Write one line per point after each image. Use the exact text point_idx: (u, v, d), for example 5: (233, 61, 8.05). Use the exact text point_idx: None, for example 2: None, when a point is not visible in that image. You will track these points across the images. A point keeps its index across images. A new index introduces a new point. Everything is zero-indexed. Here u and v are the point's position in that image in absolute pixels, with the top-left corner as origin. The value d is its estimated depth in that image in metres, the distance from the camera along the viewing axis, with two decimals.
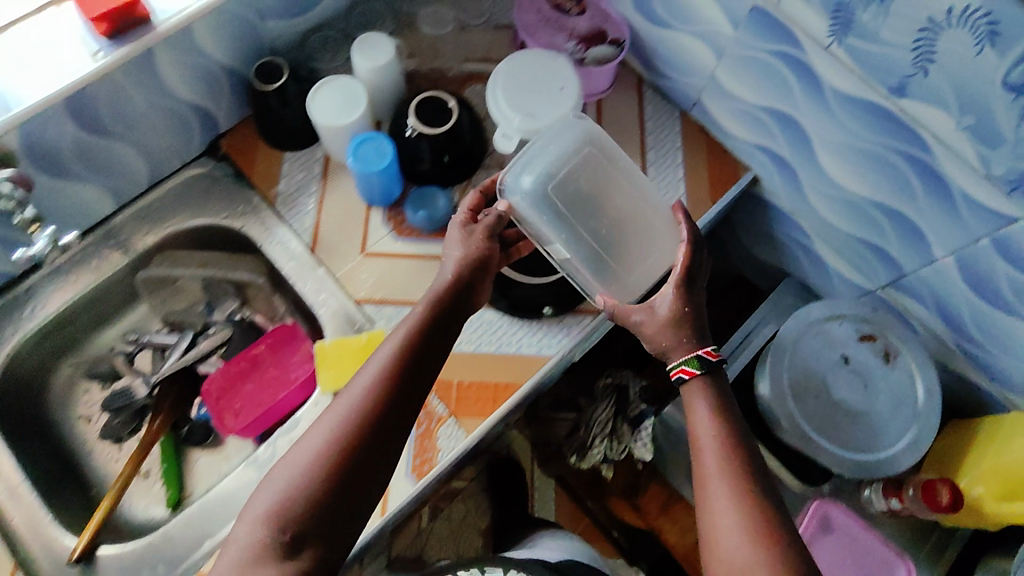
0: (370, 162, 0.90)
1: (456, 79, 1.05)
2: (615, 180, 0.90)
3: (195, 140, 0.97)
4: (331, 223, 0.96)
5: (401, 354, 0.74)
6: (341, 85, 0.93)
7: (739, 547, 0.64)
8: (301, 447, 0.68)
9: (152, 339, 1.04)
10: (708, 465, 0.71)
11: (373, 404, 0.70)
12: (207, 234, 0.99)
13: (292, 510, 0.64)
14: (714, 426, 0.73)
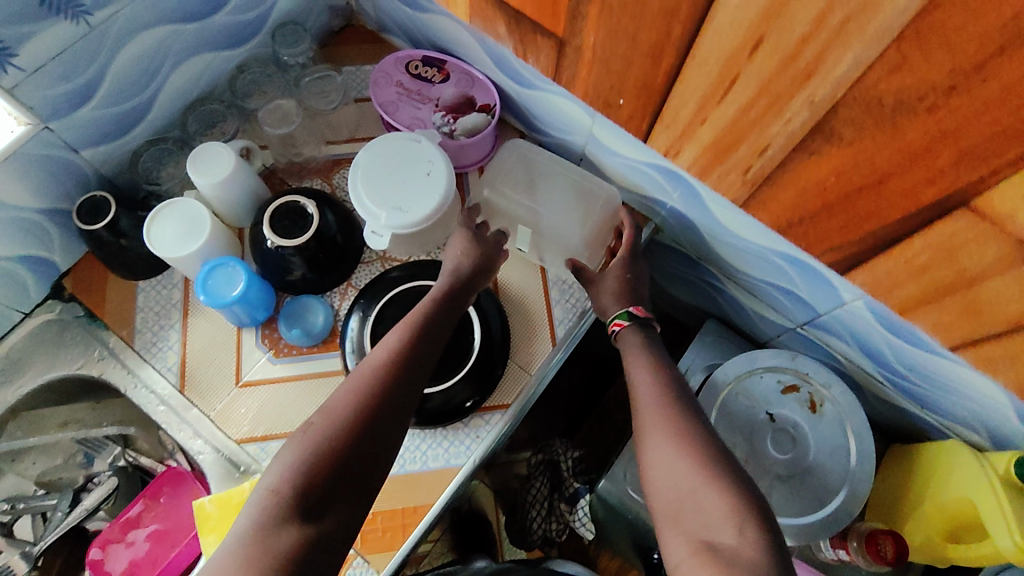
0: (223, 293, 0.83)
1: (323, 166, 0.99)
2: (547, 168, 0.97)
3: (34, 288, 0.88)
4: (198, 357, 0.88)
5: (420, 325, 0.74)
6: (181, 210, 0.85)
7: (681, 466, 0.64)
8: (328, 408, 0.66)
9: (30, 505, 0.93)
10: (648, 402, 0.72)
11: (396, 369, 0.69)
12: (68, 383, 0.91)
13: (316, 462, 0.61)
14: (648, 363, 0.76)
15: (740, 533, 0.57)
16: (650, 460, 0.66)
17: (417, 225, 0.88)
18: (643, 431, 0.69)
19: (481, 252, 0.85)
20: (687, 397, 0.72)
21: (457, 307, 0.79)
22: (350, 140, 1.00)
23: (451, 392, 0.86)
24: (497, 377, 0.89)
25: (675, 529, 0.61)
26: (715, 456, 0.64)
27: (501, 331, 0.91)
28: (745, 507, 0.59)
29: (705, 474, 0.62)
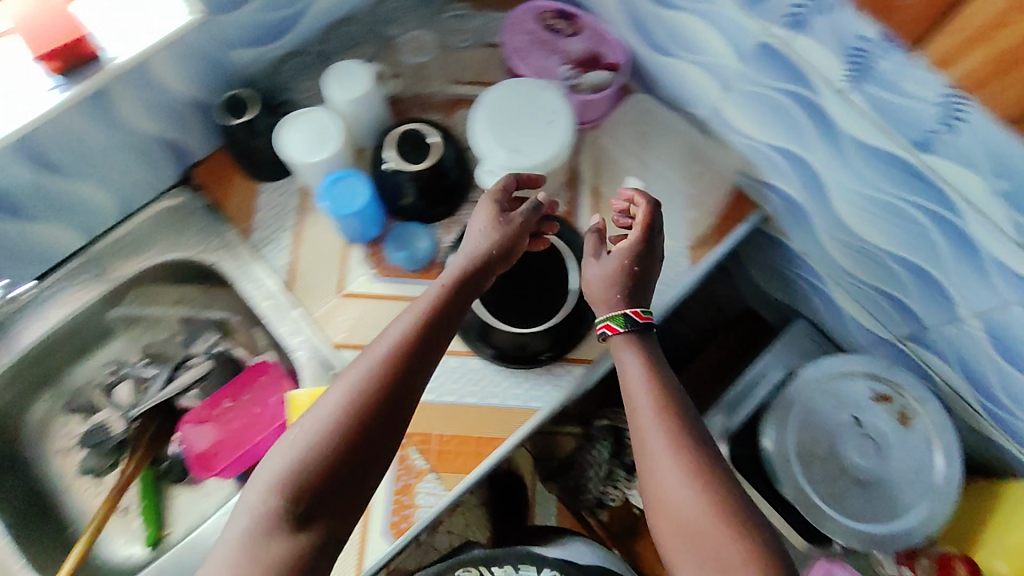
0: (342, 203, 0.86)
1: (444, 103, 1.00)
2: (662, 130, 0.98)
3: (167, 170, 0.94)
4: (309, 260, 0.92)
5: (423, 320, 0.68)
6: (311, 120, 0.87)
7: (687, 517, 0.62)
8: (314, 415, 0.61)
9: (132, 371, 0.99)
10: (649, 429, 0.67)
11: (391, 374, 0.63)
12: (181, 266, 0.96)
13: (303, 478, 0.58)
14: (646, 378, 0.70)
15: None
16: (654, 491, 0.64)
17: (533, 170, 0.87)
18: (648, 454, 0.66)
19: (505, 238, 0.75)
20: (688, 424, 0.67)
21: (467, 297, 0.72)
22: (473, 82, 1.01)
23: (532, 338, 0.87)
24: (576, 341, 0.89)
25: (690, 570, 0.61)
26: (726, 508, 0.61)
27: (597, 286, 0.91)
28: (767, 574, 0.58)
29: (722, 529, 0.60)
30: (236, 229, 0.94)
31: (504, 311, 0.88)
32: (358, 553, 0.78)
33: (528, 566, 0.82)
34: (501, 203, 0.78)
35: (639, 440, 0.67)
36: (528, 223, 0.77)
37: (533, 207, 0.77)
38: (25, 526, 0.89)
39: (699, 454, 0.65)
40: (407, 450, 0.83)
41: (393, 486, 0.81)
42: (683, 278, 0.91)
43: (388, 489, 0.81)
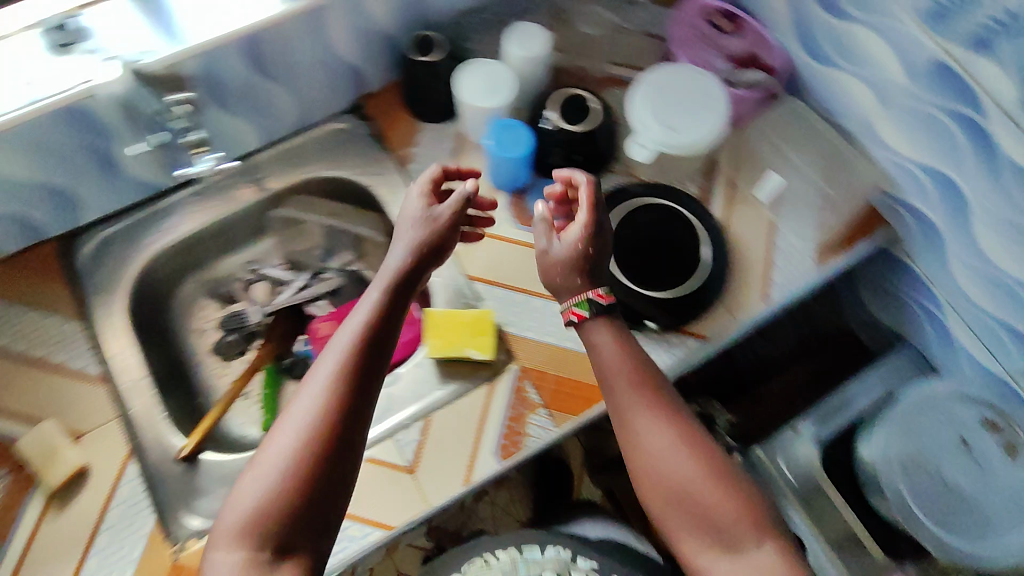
0: (506, 149, 0.93)
1: (596, 80, 1.03)
2: (810, 132, 0.99)
3: (344, 96, 1.02)
4: (458, 197, 0.98)
5: (361, 340, 0.68)
6: (488, 69, 0.94)
7: (675, 475, 0.70)
8: (266, 463, 0.62)
9: (272, 272, 1.08)
10: (629, 404, 0.74)
11: (339, 407, 0.64)
12: (336, 184, 1.04)
13: (270, 523, 0.60)
14: (622, 364, 0.75)
15: (759, 543, 0.68)
16: (641, 455, 0.72)
17: (686, 148, 0.92)
18: (633, 426, 0.73)
19: (408, 259, 0.75)
20: (654, 396, 0.74)
21: (398, 314, 0.73)
22: (622, 66, 1.04)
23: (648, 305, 0.90)
24: (692, 319, 0.91)
25: (681, 519, 0.70)
26: (710, 466, 0.71)
27: (722, 269, 0.94)
28: (750, 519, 0.69)
29: (708, 481, 0.70)
30: (394, 161, 1.02)
31: (633, 273, 0.93)
32: (470, 464, 0.84)
33: (533, 547, 0.88)
34: (427, 221, 0.79)
35: (622, 415, 0.74)
36: (403, 232, 0.79)
37: (453, 214, 0.80)
38: (169, 385, 0.94)
39: (674, 420, 0.73)
40: (525, 384, 0.88)
41: (507, 411, 0.87)
42: (807, 276, 0.94)
43: (503, 412, 0.87)
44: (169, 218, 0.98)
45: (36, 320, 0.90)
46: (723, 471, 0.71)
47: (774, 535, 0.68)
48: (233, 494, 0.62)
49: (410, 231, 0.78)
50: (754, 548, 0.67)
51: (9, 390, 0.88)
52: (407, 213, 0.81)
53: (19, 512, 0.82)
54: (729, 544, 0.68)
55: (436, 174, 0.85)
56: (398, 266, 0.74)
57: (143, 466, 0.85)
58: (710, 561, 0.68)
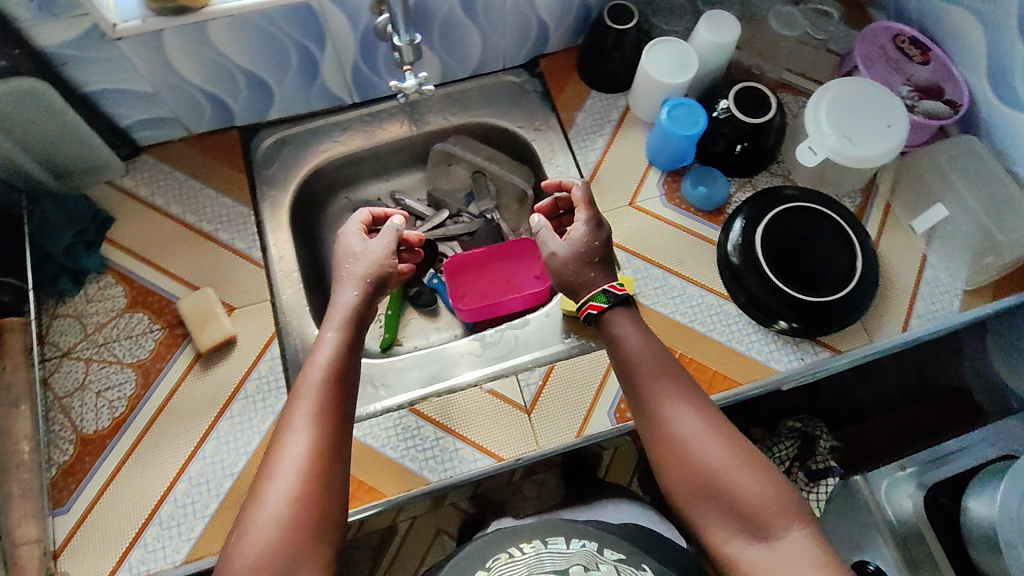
0: (678, 125, 0.94)
1: (771, 82, 1.03)
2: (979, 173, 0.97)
3: (525, 51, 1.06)
4: (613, 167, 1.01)
5: (332, 377, 0.69)
6: (673, 48, 0.97)
7: (699, 458, 0.68)
8: (264, 515, 0.61)
9: (411, 204, 1.10)
10: (655, 389, 0.73)
11: (324, 449, 0.65)
12: (496, 132, 1.08)
13: (281, 568, 0.60)
14: (642, 349, 0.75)
15: (788, 531, 0.64)
16: (669, 440, 0.70)
17: (858, 160, 0.92)
18: (657, 412, 0.72)
19: (360, 300, 0.75)
20: (682, 382, 0.73)
21: (356, 353, 0.73)
22: (803, 75, 1.04)
23: (784, 306, 0.89)
24: (823, 330, 0.90)
25: (704, 504, 0.67)
26: (737, 452, 0.68)
27: (870, 287, 0.91)
28: (782, 504, 0.65)
29: (736, 464, 0.67)
30: (560, 123, 1.05)
31: (778, 270, 0.91)
32: (584, 416, 0.86)
33: (558, 537, 0.68)
34: (377, 257, 0.78)
35: (646, 402, 0.73)
36: (343, 272, 0.78)
37: (391, 248, 0.79)
38: (310, 285, 1.00)
39: (700, 407, 0.72)
40: None
41: None
42: (948, 316, 0.93)
43: None
44: (341, 131, 1.04)
45: (211, 197, 0.97)
46: (752, 458, 0.68)
47: (807, 523, 0.65)
48: (235, 544, 0.62)
49: (356, 269, 0.78)
50: (785, 536, 0.63)
51: (175, 253, 0.94)
52: (350, 249, 0.80)
53: (168, 364, 0.88)
54: (758, 532, 0.64)
55: (364, 220, 0.86)
56: (349, 304, 0.75)
57: (285, 349, 0.91)
58: (739, 549, 0.65)
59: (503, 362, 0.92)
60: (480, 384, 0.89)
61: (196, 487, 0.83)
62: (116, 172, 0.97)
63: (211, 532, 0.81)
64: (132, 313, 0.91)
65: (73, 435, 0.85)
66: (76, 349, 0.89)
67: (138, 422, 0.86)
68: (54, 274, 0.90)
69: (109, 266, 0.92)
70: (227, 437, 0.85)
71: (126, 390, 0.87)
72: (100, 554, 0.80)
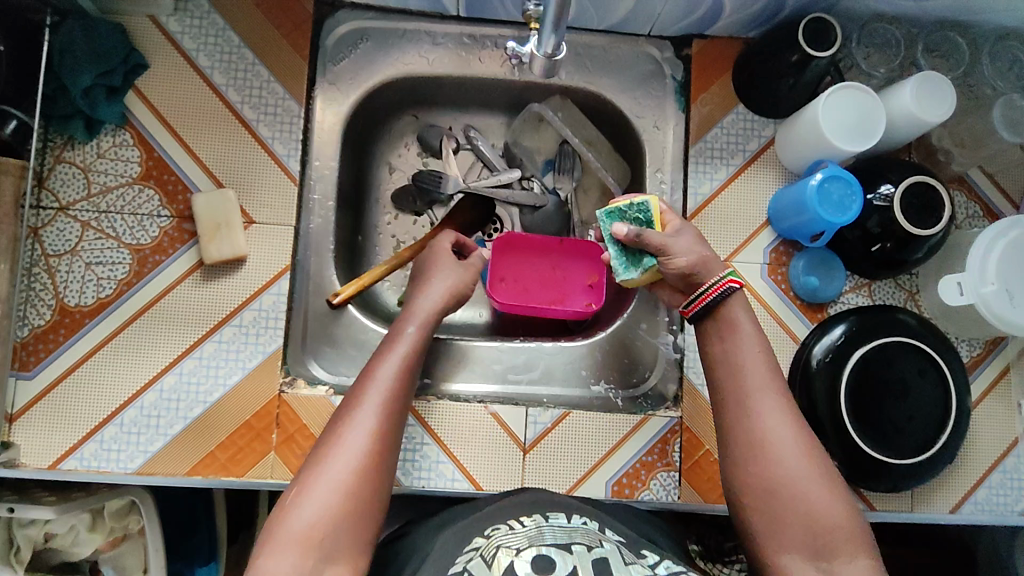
0: (825, 202, 0.76)
1: (949, 178, 0.83)
2: None
3: (681, 25, 0.84)
4: (724, 210, 0.85)
5: (409, 368, 0.66)
6: (860, 100, 0.76)
7: (782, 460, 0.63)
8: (323, 487, 0.56)
9: (484, 151, 0.94)
10: (756, 384, 0.67)
11: (388, 433, 0.61)
12: (607, 109, 0.90)
13: (331, 543, 0.54)
14: (752, 343, 0.70)
15: (852, 559, 0.59)
16: (755, 436, 0.65)
17: (1003, 324, 0.76)
18: (751, 405, 0.66)
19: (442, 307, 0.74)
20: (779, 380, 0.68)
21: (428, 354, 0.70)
22: (990, 181, 0.84)
23: (838, 443, 0.78)
24: (865, 485, 0.80)
25: (770, 509, 0.62)
26: (823, 470, 0.63)
27: (941, 462, 0.80)
28: (854, 534, 0.60)
29: (818, 480, 0.62)
30: (686, 130, 0.86)
31: (856, 405, 0.78)
32: (581, 478, 0.79)
33: (558, 513, 0.63)
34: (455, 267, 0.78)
35: (735, 398, 0.68)
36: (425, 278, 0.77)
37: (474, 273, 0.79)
38: (345, 213, 0.88)
39: (794, 413, 0.66)
40: (674, 440, 0.81)
41: (640, 455, 0.81)
42: (1007, 515, 0.83)
43: (634, 454, 0.81)
44: (432, 45, 0.86)
45: (263, 78, 0.82)
46: (834, 475, 0.63)
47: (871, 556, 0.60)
48: (282, 508, 0.55)
49: (438, 274, 0.77)
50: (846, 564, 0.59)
51: (206, 133, 0.80)
52: (434, 259, 0.78)
53: (168, 259, 0.79)
54: (820, 551, 0.59)
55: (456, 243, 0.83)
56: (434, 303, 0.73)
57: (295, 284, 0.82)
58: (795, 564, 0.60)
59: (507, 386, 0.84)
60: (485, 402, 0.82)
61: (166, 402, 0.77)
62: (161, 9, 0.80)
63: (171, 454, 0.76)
64: (142, 186, 0.79)
65: (53, 302, 0.77)
66: (75, 206, 0.78)
67: (122, 312, 0.78)
68: (67, 113, 0.78)
69: (129, 122, 0.80)
70: (209, 362, 0.78)
71: (118, 273, 0.78)
72: (52, 435, 0.76)
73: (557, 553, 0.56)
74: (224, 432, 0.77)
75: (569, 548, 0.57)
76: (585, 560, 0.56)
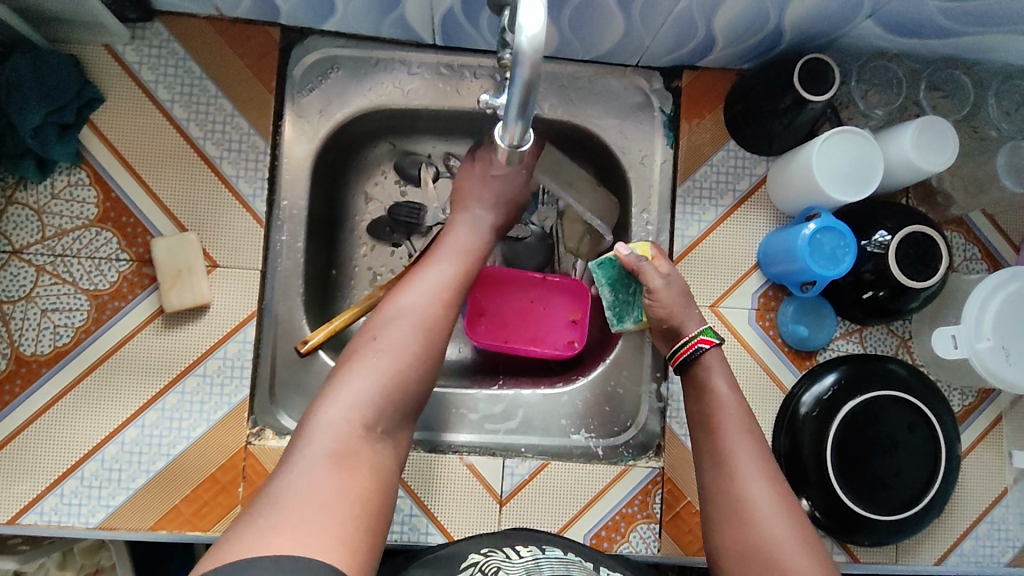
0: (816, 255, 0.73)
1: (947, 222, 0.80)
2: None
3: (671, 57, 0.80)
4: (712, 252, 0.81)
5: (467, 265, 0.68)
6: (857, 146, 0.72)
7: (758, 523, 0.60)
8: (384, 350, 0.57)
9: None
10: (733, 444, 0.65)
11: (445, 315, 0.62)
12: (592, 142, 0.85)
13: (387, 408, 0.55)
14: (731, 402, 0.68)
15: None
16: (733, 498, 0.62)
17: (999, 381, 0.73)
18: (729, 466, 0.64)
19: (497, 210, 0.76)
20: (758, 441, 0.66)
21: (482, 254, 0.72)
22: (989, 224, 0.81)
23: (822, 497, 0.76)
24: (850, 539, 0.78)
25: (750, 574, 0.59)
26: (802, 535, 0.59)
27: (927, 516, 0.78)
28: None
29: (797, 544, 0.58)
30: (675, 167, 0.82)
31: (842, 458, 0.76)
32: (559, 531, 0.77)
33: (555, 547, 0.62)
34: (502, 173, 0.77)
35: (713, 460, 0.66)
36: (472, 188, 0.76)
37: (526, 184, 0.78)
38: (317, 250, 0.85)
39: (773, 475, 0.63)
40: (655, 493, 0.79)
41: (619, 507, 0.78)
42: (992, 566, 0.82)
43: (614, 506, 0.78)
44: (408, 75, 0.81)
45: (226, 112, 0.77)
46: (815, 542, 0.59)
47: None
48: (340, 374, 0.57)
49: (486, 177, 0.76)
50: None
51: (166, 172, 0.76)
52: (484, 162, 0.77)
53: (128, 305, 0.75)
54: None
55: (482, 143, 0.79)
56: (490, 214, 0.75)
57: (262, 331, 0.79)
58: None
59: (482, 436, 0.81)
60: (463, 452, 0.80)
61: (128, 455, 0.74)
62: (116, 38, 0.75)
63: (134, 508, 0.74)
64: (99, 229, 0.75)
65: (8, 351, 0.74)
66: (29, 250, 0.74)
67: (81, 361, 0.74)
68: (18, 152, 0.73)
69: (84, 161, 0.75)
70: (172, 413, 0.75)
71: (75, 320, 0.75)
72: (9, 490, 0.73)
73: None
74: (187, 486, 0.74)
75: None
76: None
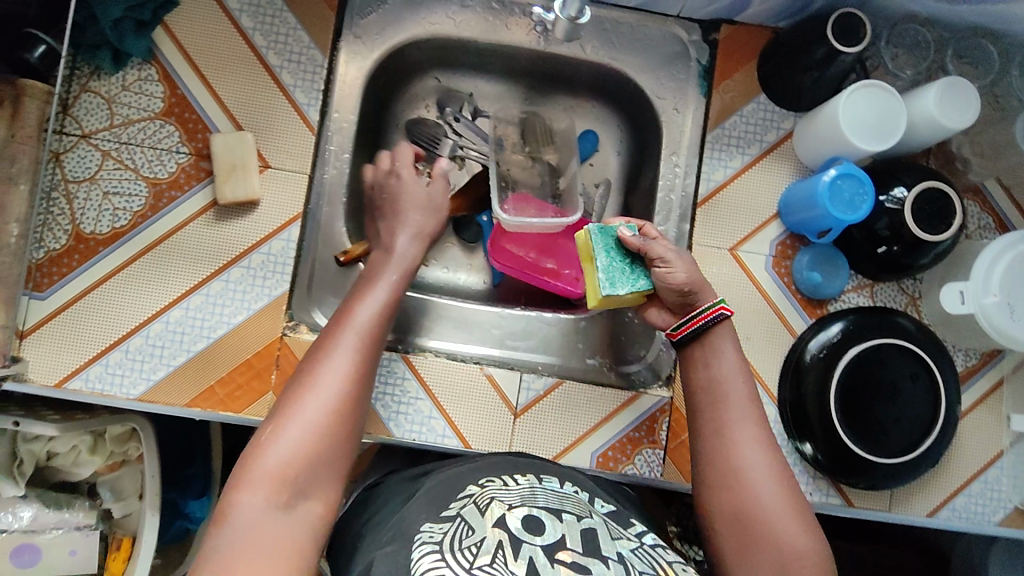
0: (836, 200, 0.76)
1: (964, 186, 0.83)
2: None
3: (712, 9, 0.84)
4: (735, 198, 0.85)
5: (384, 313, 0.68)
6: (880, 100, 0.76)
7: (751, 487, 0.62)
8: (296, 426, 0.58)
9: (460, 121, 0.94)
10: (738, 415, 0.66)
11: (361, 379, 0.63)
12: (629, 87, 0.90)
13: (303, 479, 0.56)
14: (741, 372, 0.69)
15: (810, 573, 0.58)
16: (734, 470, 0.64)
17: (1003, 336, 0.76)
18: (735, 441, 0.65)
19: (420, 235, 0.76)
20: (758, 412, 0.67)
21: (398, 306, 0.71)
22: (1006, 193, 0.84)
23: (822, 432, 0.79)
24: (846, 481, 0.81)
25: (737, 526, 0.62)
26: (797, 506, 0.62)
27: (921, 465, 0.81)
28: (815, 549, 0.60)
29: (786, 505, 0.61)
30: (706, 115, 0.86)
31: (844, 403, 0.79)
32: (566, 446, 0.81)
33: (552, 479, 0.63)
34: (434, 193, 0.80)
35: (712, 420, 0.67)
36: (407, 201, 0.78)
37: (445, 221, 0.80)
38: (360, 167, 0.90)
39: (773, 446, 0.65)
40: (662, 420, 0.83)
41: (627, 430, 0.82)
42: (982, 524, 0.84)
43: (622, 428, 0.82)
44: (460, 8, 0.87)
45: (290, 25, 0.82)
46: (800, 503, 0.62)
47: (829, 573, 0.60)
48: (254, 445, 0.57)
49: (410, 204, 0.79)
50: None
51: (229, 74, 0.81)
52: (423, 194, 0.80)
53: (183, 195, 0.80)
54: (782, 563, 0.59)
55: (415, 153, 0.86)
56: (410, 256, 0.74)
57: (304, 233, 0.84)
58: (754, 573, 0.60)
59: (446, 343, 0.86)
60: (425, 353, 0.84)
61: (170, 334, 0.79)
62: None
63: (172, 384, 0.79)
64: (163, 122, 0.80)
65: (70, 227, 0.79)
66: (98, 135, 0.80)
67: (135, 242, 0.79)
68: (97, 43, 0.79)
69: (154, 57, 0.81)
70: (215, 299, 0.80)
71: (134, 205, 0.80)
72: (59, 358, 0.78)
73: (547, 515, 0.55)
74: (224, 370, 0.79)
75: (559, 516, 0.56)
76: (573, 530, 0.54)
